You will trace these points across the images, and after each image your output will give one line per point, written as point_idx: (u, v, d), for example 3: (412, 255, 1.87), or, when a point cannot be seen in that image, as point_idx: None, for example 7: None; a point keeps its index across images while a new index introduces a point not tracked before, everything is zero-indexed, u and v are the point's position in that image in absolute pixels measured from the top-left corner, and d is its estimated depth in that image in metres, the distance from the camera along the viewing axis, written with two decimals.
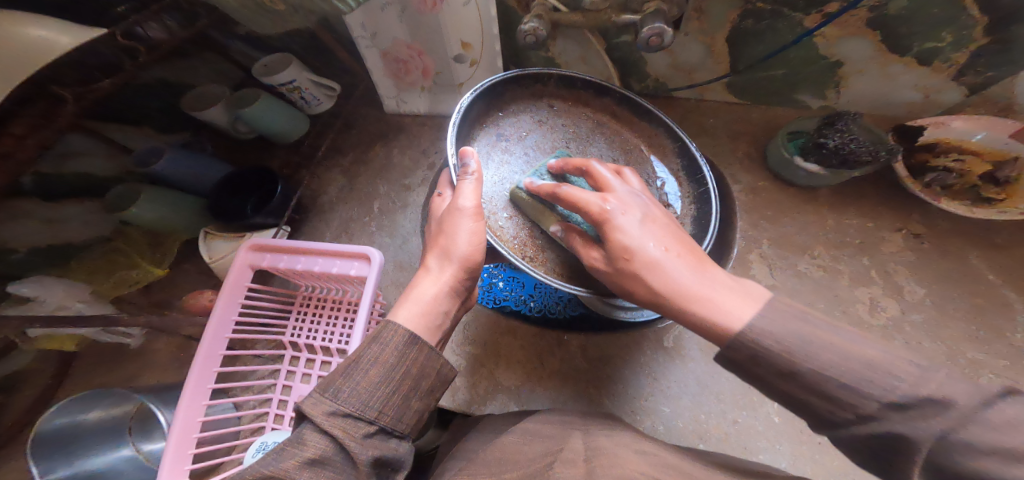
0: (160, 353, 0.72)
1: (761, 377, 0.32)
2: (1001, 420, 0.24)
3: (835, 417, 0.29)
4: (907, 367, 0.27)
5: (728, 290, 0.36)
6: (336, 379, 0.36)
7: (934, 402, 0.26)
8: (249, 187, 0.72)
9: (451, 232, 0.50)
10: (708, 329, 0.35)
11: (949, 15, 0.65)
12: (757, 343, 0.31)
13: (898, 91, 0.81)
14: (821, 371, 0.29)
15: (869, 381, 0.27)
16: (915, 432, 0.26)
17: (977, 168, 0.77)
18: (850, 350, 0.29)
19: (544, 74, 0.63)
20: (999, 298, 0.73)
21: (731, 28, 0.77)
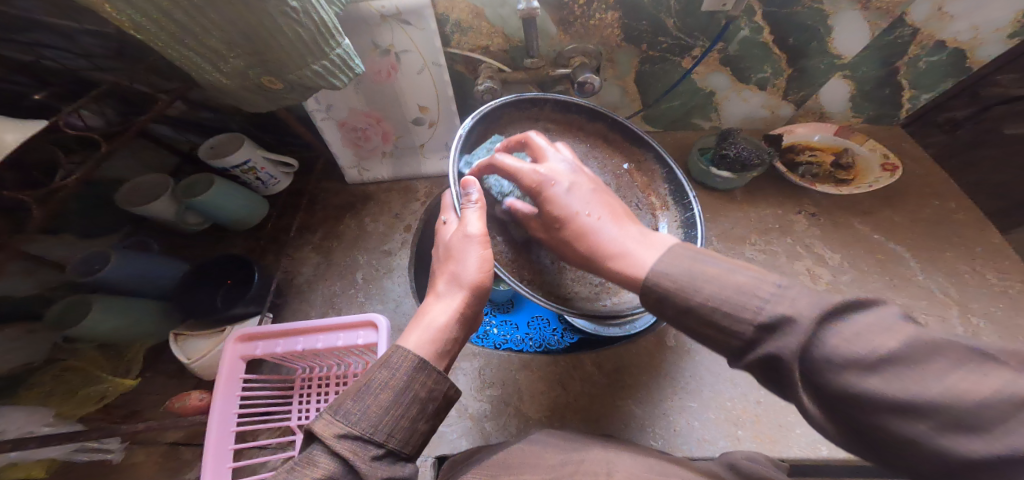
0: (143, 466, 0.64)
1: (671, 316, 0.39)
2: (841, 336, 0.31)
3: (730, 345, 0.36)
4: (769, 286, 0.35)
5: (640, 243, 0.45)
6: (346, 401, 0.37)
7: (791, 321, 0.33)
8: (217, 278, 0.77)
9: (460, 255, 0.49)
10: (616, 278, 0.45)
11: (763, 53, 0.88)
12: (657, 285, 0.40)
13: (754, 111, 1.03)
14: (709, 302, 0.37)
15: (741, 306, 0.35)
16: (781, 350, 0.33)
17: (826, 159, 0.98)
18: (724, 278, 0.37)
19: (541, 99, 0.68)
20: (891, 252, 0.89)
21: (636, 72, 0.93)
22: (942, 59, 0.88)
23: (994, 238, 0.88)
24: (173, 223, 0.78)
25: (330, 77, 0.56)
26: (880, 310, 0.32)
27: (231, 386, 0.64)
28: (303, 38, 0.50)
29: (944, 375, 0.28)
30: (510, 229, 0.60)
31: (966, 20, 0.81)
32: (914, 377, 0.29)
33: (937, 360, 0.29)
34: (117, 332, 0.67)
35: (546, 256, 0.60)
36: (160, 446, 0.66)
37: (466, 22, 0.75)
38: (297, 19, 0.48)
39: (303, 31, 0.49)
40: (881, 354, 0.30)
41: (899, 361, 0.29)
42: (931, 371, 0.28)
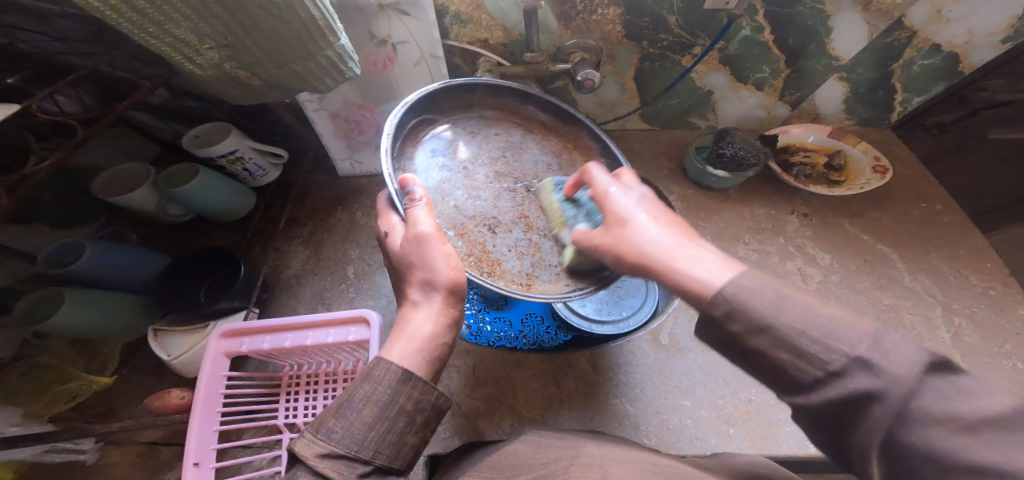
0: (120, 466, 0.63)
1: (735, 333, 0.33)
2: (942, 393, 0.26)
3: (804, 378, 0.30)
4: (865, 326, 0.29)
5: (705, 257, 0.40)
6: (328, 418, 0.36)
7: (879, 369, 0.27)
8: (196, 273, 0.74)
9: (424, 262, 0.47)
10: (679, 290, 0.39)
11: (762, 52, 0.87)
12: (727, 296, 0.34)
13: (750, 111, 1.02)
14: (793, 325, 0.31)
15: (835, 335, 0.29)
16: (860, 392, 0.28)
17: (819, 159, 0.98)
18: (814, 306, 0.31)
19: (472, 84, 0.64)
20: (879, 253, 0.89)
21: (636, 69, 0.92)
22: (935, 63, 0.88)
23: (978, 240, 0.90)
24: (153, 214, 0.75)
25: (319, 76, 0.55)
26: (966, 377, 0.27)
27: (211, 388, 0.62)
28: (288, 37, 0.48)
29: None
30: (463, 223, 0.57)
31: (961, 23, 0.82)
32: (1016, 443, 0.24)
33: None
34: (90, 329, 0.65)
35: (505, 244, 0.56)
36: (137, 446, 0.65)
37: (465, 13, 0.72)
38: (283, 18, 0.45)
39: (289, 31, 0.47)
40: (990, 414, 0.25)
41: (1007, 425, 0.25)
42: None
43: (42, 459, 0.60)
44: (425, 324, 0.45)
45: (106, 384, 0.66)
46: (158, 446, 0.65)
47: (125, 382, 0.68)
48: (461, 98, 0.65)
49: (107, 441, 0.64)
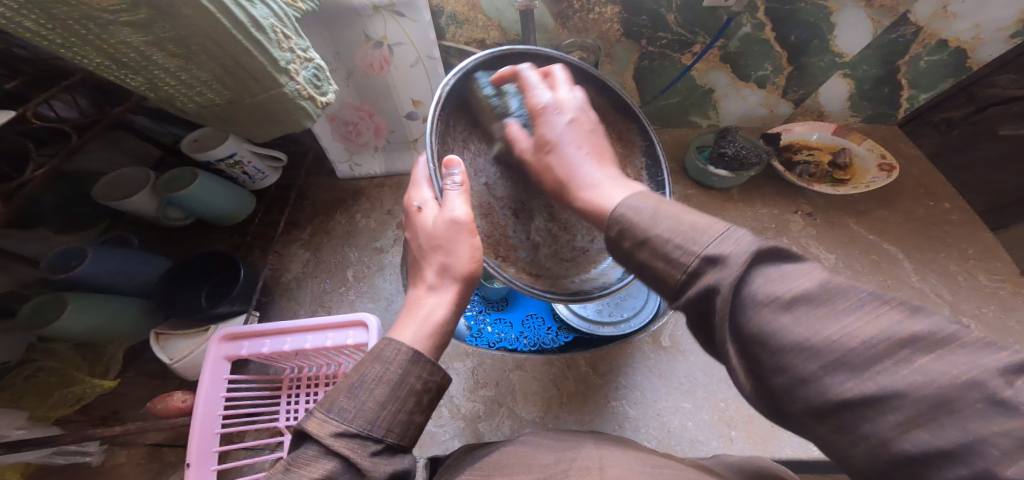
0: (124, 467, 0.63)
1: (627, 249, 0.35)
2: (768, 279, 0.28)
3: (674, 279, 0.32)
4: (718, 226, 0.31)
5: (613, 184, 0.41)
6: (339, 397, 0.34)
7: (727, 259, 0.29)
8: (197, 276, 0.74)
9: (453, 252, 0.42)
10: (586, 214, 0.41)
11: (763, 50, 0.87)
12: (619, 216, 0.36)
13: (752, 109, 1.01)
14: (665, 235, 0.32)
15: (705, 238, 0.31)
16: (718, 283, 0.29)
17: (824, 158, 0.96)
18: (700, 218, 0.32)
19: (530, 53, 0.52)
20: (885, 253, 0.88)
21: (635, 68, 0.91)
22: (942, 58, 0.87)
23: (986, 238, 0.88)
24: (153, 217, 0.76)
25: (255, 117, 0.54)
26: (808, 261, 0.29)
27: (212, 389, 0.62)
28: (209, 77, 0.47)
29: (845, 315, 0.25)
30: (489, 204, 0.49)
31: (969, 18, 0.80)
32: (840, 338, 0.24)
33: (843, 302, 0.25)
34: (92, 333, 0.65)
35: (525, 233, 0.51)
36: (142, 448, 0.65)
37: (461, 14, 0.72)
38: (193, 61, 0.45)
39: (207, 72, 0.47)
40: (798, 293, 0.26)
41: (812, 300, 0.26)
42: (833, 312, 0.25)
43: (49, 460, 0.60)
44: (439, 311, 0.42)
45: (109, 387, 0.65)
46: (161, 449, 0.65)
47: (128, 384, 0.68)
48: (519, 67, 0.53)
49: (112, 443, 0.64)
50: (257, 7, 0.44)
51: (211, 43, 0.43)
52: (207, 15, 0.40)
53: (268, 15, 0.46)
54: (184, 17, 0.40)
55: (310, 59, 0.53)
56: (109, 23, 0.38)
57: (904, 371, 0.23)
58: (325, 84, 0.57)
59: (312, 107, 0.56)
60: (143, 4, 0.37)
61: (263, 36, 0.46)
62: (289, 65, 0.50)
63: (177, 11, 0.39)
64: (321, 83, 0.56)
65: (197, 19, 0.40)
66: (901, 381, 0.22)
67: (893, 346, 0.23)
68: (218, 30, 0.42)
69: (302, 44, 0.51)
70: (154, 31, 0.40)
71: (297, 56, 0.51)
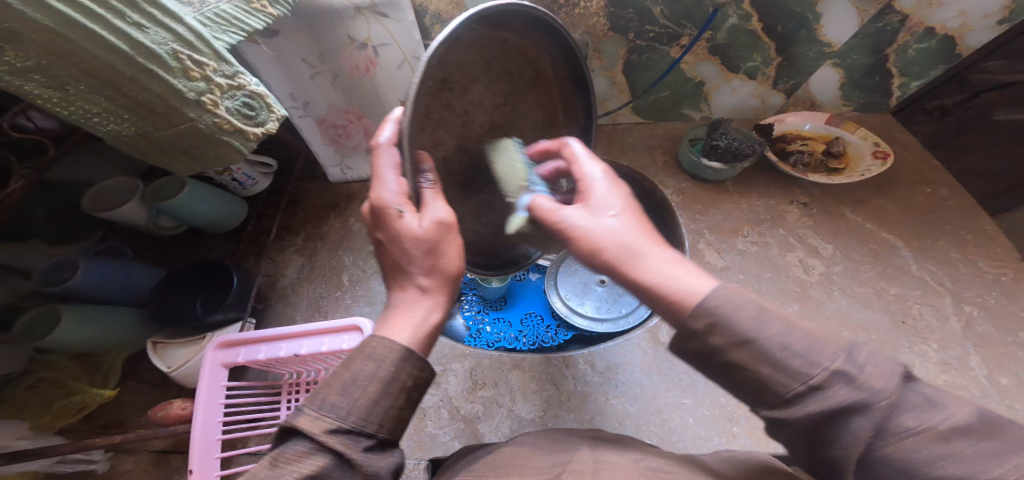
0: (127, 476, 0.63)
1: (717, 345, 0.27)
2: (913, 404, 0.24)
3: (786, 391, 0.26)
4: (838, 339, 0.26)
5: (676, 265, 0.32)
6: (330, 393, 0.31)
7: (839, 374, 0.25)
8: (193, 283, 0.74)
9: (443, 250, 0.40)
10: (657, 302, 0.31)
11: (751, 41, 0.87)
12: (706, 308, 0.28)
13: (744, 101, 1.01)
14: (778, 337, 0.26)
15: (808, 357, 0.25)
16: (859, 404, 0.24)
17: (817, 147, 0.96)
18: (794, 320, 0.27)
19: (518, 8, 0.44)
20: (883, 241, 0.87)
21: (624, 62, 0.91)
22: (931, 45, 0.87)
23: (984, 224, 0.88)
24: (145, 226, 0.75)
25: (171, 153, 0.48)
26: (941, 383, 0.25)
27: (210, 396, 0.61)
28: (101, 112, 0.41)
29: (1012, 455, 0.22)
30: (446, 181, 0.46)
31: (953, 5, 0.80)
32: (985, 450, 0.22)
33: (1009, 438, 0.23)
34: (90, 342, 0.64)
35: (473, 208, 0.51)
36: (148, 455, 0.64)
37: (446, 12, 0.72)
38: (76, 96, 0.38)
39: (97, 106, 0.40)
40: (952, 425, 0.23)
41: (975, 434, 0.23)
42: (1001, 451, 0.22)
43: (54, 470, 0.60)
44: (435, 313, 0.38)
45: (109, 395, 0.65)
46: (164, 456, 0.64)
47: (127, 393, 0.68)
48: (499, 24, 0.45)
49: (117, 450, 0.63)
50: (148, 30, 0.37)
51: (88, 72, 0.37)
52: (74, 44, 0.35)
53: (170, 39, 0.39)
54: (45, 43, 0.34)
55: (238, 87, 0.45)
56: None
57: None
58: (261, 113, 0.49)
59: (242, 140, 0.49)
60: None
61: (152, 64, 0.38)
62: (203, 96, 0.43)
63: (28, 38, 0.33)
64: (257, 111, 0.48)
65: (61, 45, 0.34)
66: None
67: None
68: (95, 58, 0.36)
69: (226, 71, 0.44)
70: (9, 62, 0.34)
71: (215, 85, 0.43)
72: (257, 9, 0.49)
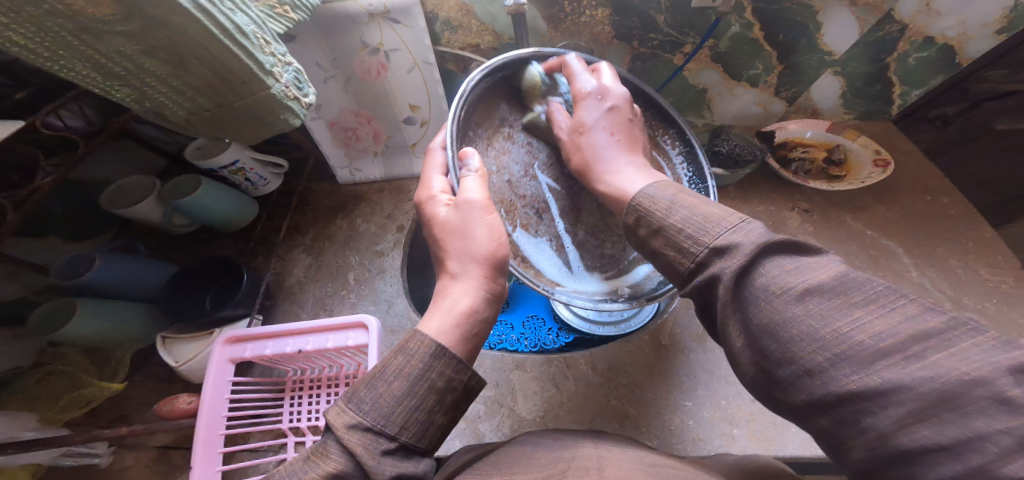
0: (132, 470, 0.64)
1: (643, 236, 0.43)
2: (784, 268, 0.33)
3: (681, 267, 0.39)
4: (732, 219, 0.38)
5: (634, 170, 0.51)
6: (360, 389, 0.35)
7: (739, 246, 0.35)
8: (204, 279, 0.75)
9: (474, 235, 0.44)
10: (607, 198, 0.51)
11: (754, 49, 0.88)
12: (638, 206, 0.44)
13: (746, 108, 1.02)
14: (679, 225, 0.40)
15: (707, 229, 0.37)
16: (721, 273, 0.35)
17: (819, 155, 0.98)
18: (699, 208, 0.40)
19: (558, 55, 0.57)
20: (884, 248, 0.88)
21: (628, 69, 0.93)
22: (931, 55, 0.88)
23: (986, 231, 0.89)
24: (160, 223, 0.77)
25: (245, 123, 0.52)
26: (823, 254, 0.34)
27: (215, 390, 0.62)
28: (196, 85, 0.45)
29: (859, 307, 0.29)
30: (512, 200, 0.54)
31: (953, 15, 0.81)
32: (833, 306, 0.30)
33: (859, 295, 0.30)
34: (100, 337, 0.65)
35: (547, 231, 0.57)
36: (151, 450, 0.65)
37: (455, 19, 0.74)
38: (185, 68, 0.43)
39: (198, 79, 0.44)
40: (811, 284, 0.31)
41: (825, 291, 0.30)
42: (845, 306, 0.29)
43: (59, 461, 0.61)
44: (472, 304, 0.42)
45: (117, 392, 0.65)
46: (168, 451, 0.65)
47: (135, 388, 0.69)
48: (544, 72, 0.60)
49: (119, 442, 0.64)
50: (236, 13, 0.42)
51: (190, 51, 0.41)
52: (190, 34, 0.39)
53: (248, 21, 0.44)
54: (176, 26, 0.38)
55: (289, 62, 0.51)
56: (102, 31, 0.37)
57: (913, 367, 0.26)
58: (306, 86, 0.54)
59: (299, 109, 0.53)
60: (135, 14, 0.36)
61: (242, 36, 0.43)
62: (274, 69, 0.48)
63: (168, 20, 0.37)
64: (302, 85, 0.53)
65: (189, 28, 0.38)
66: (908, 377, 0.26)
67: (897, 344, 0.27)
68: (209, 38, 0.40)
69: (280, 50, 0.50)
70: (146, 40, 0.39)
71: (278, 60, 0.49)
72: (279, 14, 0.53)
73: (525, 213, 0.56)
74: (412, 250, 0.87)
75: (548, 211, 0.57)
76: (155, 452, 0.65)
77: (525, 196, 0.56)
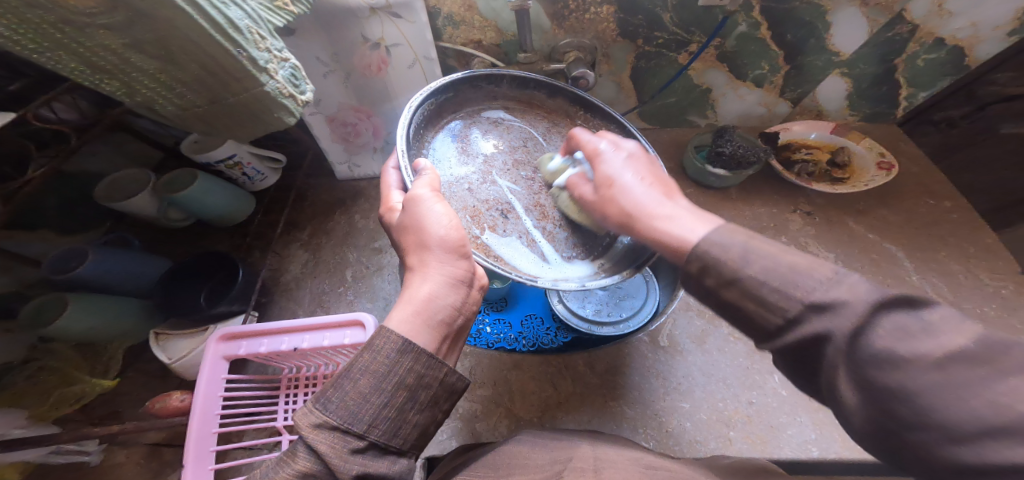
0: (123, 467, 0.63)
1: (710, 287, 0.37)
2: (904, 331, 0.28)
3: (771, 325, 0.34)
4: (826, 271, 0.32)
5: (686, 213, 0.43)
6: (327, 388, 0.34)
7: (843, 305, 0.30)
8: (198, 275, 0.74)
9: (424, 225, 0.44)
10: (663, 249, 0.42)
11: (761, 49, 0.87)
12: (705, 252, 0.37)
13: (751, 108, 1.01)
14: (757, 276, 0.34)
15: (792, 285, 0.33)
16: (831, 330, 0.30)
17: (823, 157, 0.96)
18: (776, 257, 0.34)
19: (497, 76, 0.63)
20: (886, 252, 0.88)
21: (632, 67, 0.92)
22: (941, 56, 0.87)
23: (987, 237, 0.88)
24: (155, 219, 0.76)
25: (236, 121, 0.51)
26: (938, 306, 0.29)
27: (208, 387, 0.62)
28: (186, 80, 0.44)
29: (1014, 376, 0.25)
30: (474, 205, 0.56)
31: (965, 16, 0.80)
32: (983, 374, 0.26)
33: (1012, 360, 0.25)
34: (92, 333, 0.65)
35: (515, 229, 0.57)
36: (142, 447, 0.65)
37: (458, 15, 0.73)
38: (176, 65, 0.42)
39: (187, 74, 0.43)
40: (949, 351, 0.27)
41: (966, 358, 0.26)
42: (998, 376, 0.25)
43: (50, 459, 0.60)
44: (432, 290, 0.41)
45: (110, 386, 0.66)
46: (161, 448, 0.65)
47: (127, 384, 0.69)
48: (485, 89, 0.64)
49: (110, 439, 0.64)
50: (231, 7, 0.42)
51: (178, 46, 0.40)
52: (178, 27, 0.39)
53: (243, 16, 0.43)
54: (163, 19, 0.38)
55: (286, 59, 0.50)
56: (84, 24, 0.36)
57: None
58: (304, 83, 0.53)
59: (295, 108, 0.53)
60: (120, 5, 0.36)
61: (233, 30, 0.42)
62: (268, 65, 0.47)
63: (155, 12, 0.37)
64: (299, 82, 0.53)
65: (177, 21, 0.38)
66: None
67: None
68: (197, 32, 0.40)
69: (276, 45, 0.48)
70: (133, 34, 0.38)
71: (275, 55, 0.48)
72: (279, 6, 0.51)
73: (490, 216, 0.57)
74: None
75: (514, 210, 0.58)
76: (146, 449, 0.65)
77: (488, 200, 0.58)
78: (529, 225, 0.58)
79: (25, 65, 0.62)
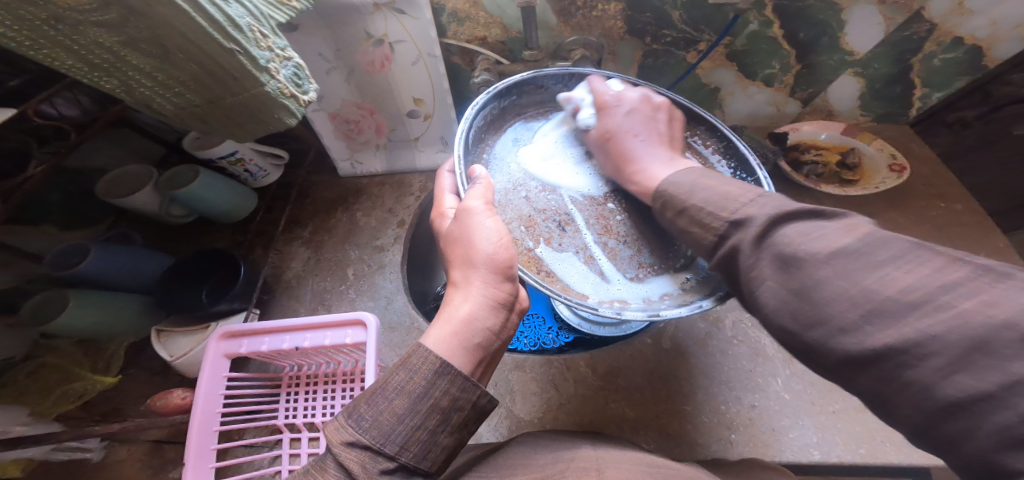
0: (121, 465, 0.64)
1: (668, 217, 0.46)
2: (802, 233, 0.34)
3: (705, 242, 0.41)
4: (750, 194, 0.40)
5: (660, 162, 0.52)
6: (362, 405, 0.34)
7: (752, 218, 0.38)
8: (200, 273, 0.74)
9: (472, 240, 0.43)
10: (635, 190, 0.53)
11: (771, 48, 0.85)
12: (661, 191, 0.48)
13: (760, 108, 0.99)
14: (700, 203, 0.42)
15: (726, 207, 0.40)
16: (739, 243, 0.38)
17: (832, 158, 0.93)
18: (720, 187, 0.42)
19: (566, 76, 0.64)
20: None
21: (639, 66, 0.91)
22: (958, 56, 0.84)
23: (999, 241, 0.86)
24: (158, 214, 0.76)
25: (239, 120, 0.50)
26: (849, 217, 0.34)
27: (211, 388, 0.62)
28: (185, 80, 0.44)
29: (887, 265, 0.29)
30: (530, 215, 0.56)
31: (985, 15, 0.77)
32: (858, 266, 0.30)
33: (883, 253, 0.30)
34: (94, 330, 0.65)
35: (573, 244, 0.55)
36: (143, 444, 0.65)
37: (462, 11, 0.72)
38: (171, 63, 0.42)
39: (184, 73, 0.43)
40: (836, 247, 0.32)
41: (854, 254, 0.31)
42: (869, 265, 0.30)
43: (51, 456, 0.61)
44: (476, 310, 0.40)
45: (111, 384, 0.65)
46: (162, 446, 0.65)
47: (128, 381, 0.69)
48: (553, 91, 0.65)
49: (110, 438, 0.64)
50: (230, 5, 0.41)
51: (174, 44, 0.40)
52: (175, 25, 0.38)
53: (244, 14, 0.43)
54: (159, 17, 0.37)
55: (288, 57, 0.49)
56: (78, 22, 0.35)
57: (942, 315, 0.26)
58: (305, 83, 0.53)
59: (296, 108, 0.52)
60: (113, 3, 0.35)
61: (232, 29, 0.41)
62: (269, 64, 0.46)
63: (151, 10, 0.37)
64: (301, 81, 0.52)
65: (175, 19, 0.38)
66: (939, 325, 0.25)
67: (925, 295, 0.27)
68: (195, 30, 0.39)
69: (278, 43, 0.48)
70: (128, 32, 0.38)
71: (276, 54, 0.47)
72: (281, 3, 0.51)
73: (547, 228, 0.56)
74: (413, 245, 0.86)
75: (573, 223, 0.56)
76: (147, 446, 0.65)
77: (546, 210, 0.57)
78: (589, 240, 0.56)
79: (25, 61, 0.62)
